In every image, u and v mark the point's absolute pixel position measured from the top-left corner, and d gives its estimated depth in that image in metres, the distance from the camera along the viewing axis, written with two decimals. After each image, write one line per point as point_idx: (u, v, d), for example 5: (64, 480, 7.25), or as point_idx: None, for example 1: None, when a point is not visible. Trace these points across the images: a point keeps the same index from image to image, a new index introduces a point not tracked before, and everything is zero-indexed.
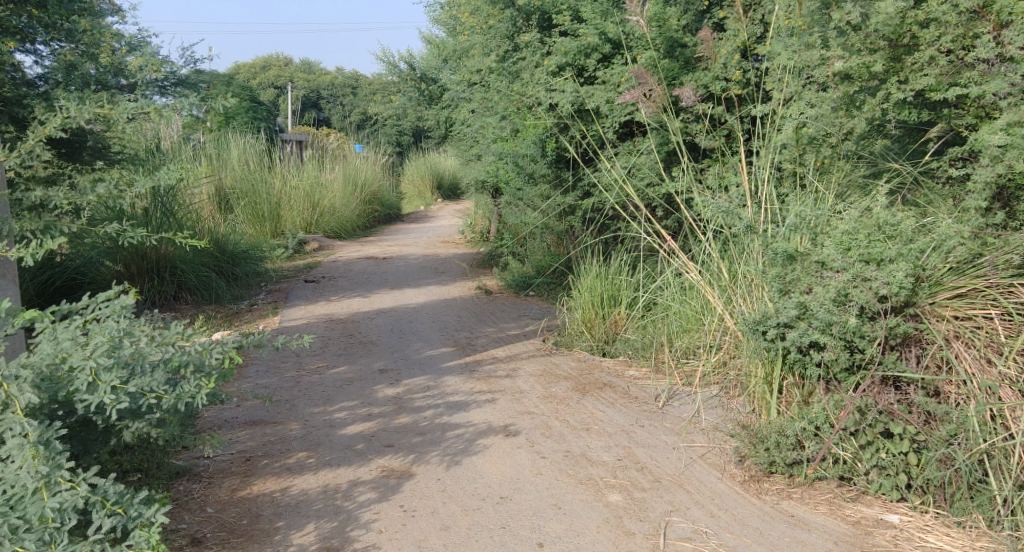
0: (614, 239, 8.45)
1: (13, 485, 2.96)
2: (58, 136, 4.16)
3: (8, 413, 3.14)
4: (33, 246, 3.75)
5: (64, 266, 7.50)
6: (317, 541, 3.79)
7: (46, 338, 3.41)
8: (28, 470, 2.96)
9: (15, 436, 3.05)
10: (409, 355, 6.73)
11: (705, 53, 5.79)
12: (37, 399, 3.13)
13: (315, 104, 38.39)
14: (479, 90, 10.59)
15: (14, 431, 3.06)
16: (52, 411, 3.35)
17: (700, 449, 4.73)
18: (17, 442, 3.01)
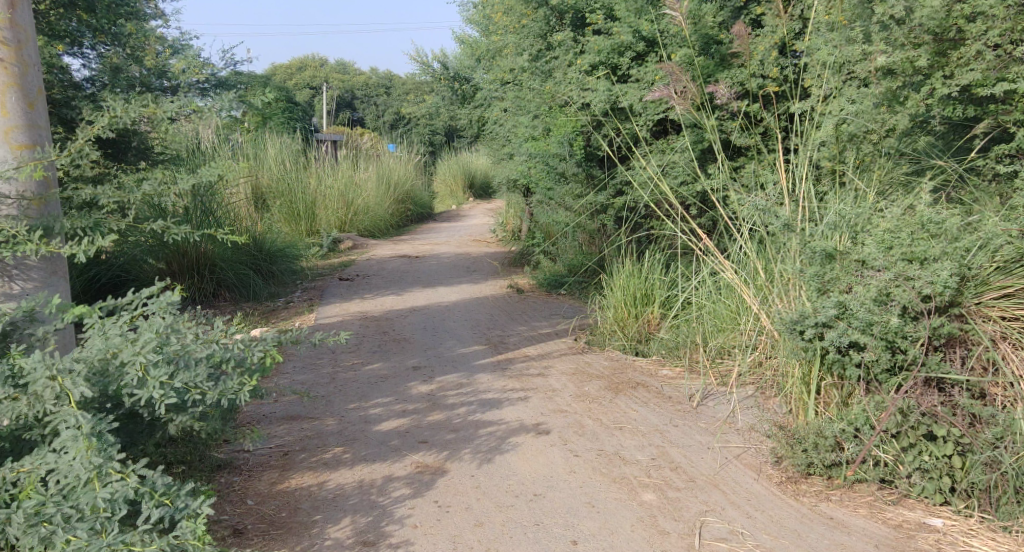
0: (647, 238, 8.45)
1: (66, 476, 3.03)
2: (107, 136, 4.23)
3: (62, 406, 3.21)
4: (83, 243, 3.81)
5: (109, 263, 7.53)
6: (353, 536, 3.82)
7: (96, 333, 3.46)
8: (81, 461, 3.02)
9: (68, 429, 3.12)
10: (442, 352, 6.76)
11: (739, 50, 5.76)
12: (90, 392, 3.19)
13: (348, 105, 38.72)
14: (512, 89, 10.61)
15: (68, 423, 3.13)
16: (102, 405, 3.42)
17: (735, 449, 4.71)
18: (71, 434, 3.08)
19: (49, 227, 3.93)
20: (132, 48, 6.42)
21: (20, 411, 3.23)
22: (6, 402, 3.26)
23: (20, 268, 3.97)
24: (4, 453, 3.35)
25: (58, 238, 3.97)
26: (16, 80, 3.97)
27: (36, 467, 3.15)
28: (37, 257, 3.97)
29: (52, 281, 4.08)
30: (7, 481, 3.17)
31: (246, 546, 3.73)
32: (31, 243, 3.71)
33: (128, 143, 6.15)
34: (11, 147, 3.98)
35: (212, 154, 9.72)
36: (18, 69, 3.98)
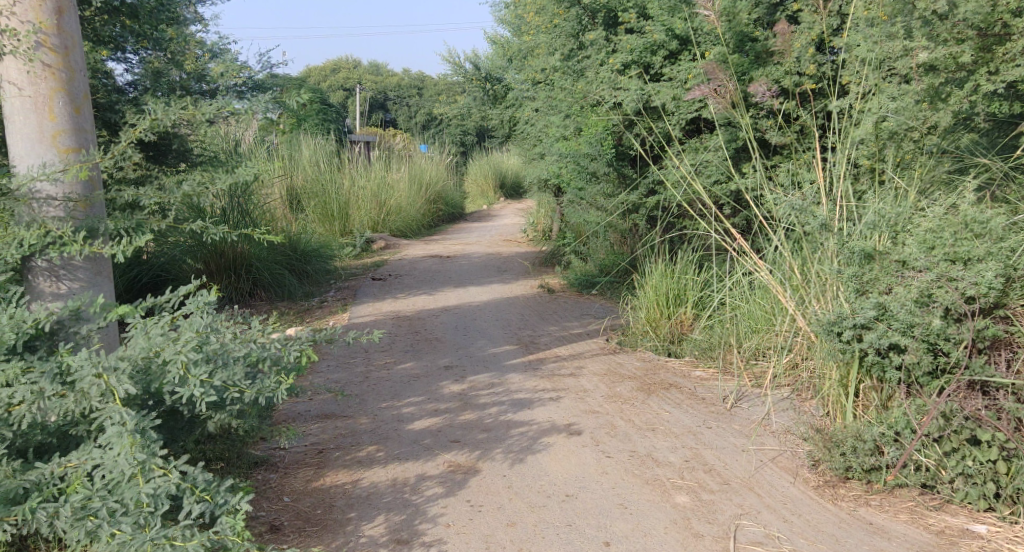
0: (680, 239, 8.39)
1: (111, 471, 3.07)
2: (149, 138, 4.28)
3: (108, 403, 3.25)
4: (124, 243, 3.87)
5: (151, 263, 7.54)
6: (387, 534, 3.84)
7: (138, 332, 3.49)
8: (126, 457, 3.05)
9: (113, 426, 3.15)
10: (473, 352, 6.76)
11: (780, 48, 5.71)
12: (134, 390, 3.23)
13: (380, 106, 38.97)
14: (544, 89, 10.60)
15: (113, 419, 3.16)
16: (145, 402, 3.46)
17: (771, 452, 4.66)
18: (116, 430, 3.11)
19: (93, 229, 3.98)
20: (173, 52, 6.55)
21: (68, 408, 3.28)
22: (54, 399, 3.30)
23: (67, 267, 3.99)
24: (52, 447, 3.45)
25: (102, 238, 4.03)
26: (63, 85, 4.01)
27: (83, 462, 3.20)
28: (82, 258, 3.99)
29: (97, 282, 4.11)
30: (54, 475, 3.23)
31: (283, 542, 3.75)
32: (76, 244, 3.80)
33: (168, 145, 6.31)
34: (58, 151, 4.01)
35: (248, 155, 9.82)
36: (65, 75, 4.02)
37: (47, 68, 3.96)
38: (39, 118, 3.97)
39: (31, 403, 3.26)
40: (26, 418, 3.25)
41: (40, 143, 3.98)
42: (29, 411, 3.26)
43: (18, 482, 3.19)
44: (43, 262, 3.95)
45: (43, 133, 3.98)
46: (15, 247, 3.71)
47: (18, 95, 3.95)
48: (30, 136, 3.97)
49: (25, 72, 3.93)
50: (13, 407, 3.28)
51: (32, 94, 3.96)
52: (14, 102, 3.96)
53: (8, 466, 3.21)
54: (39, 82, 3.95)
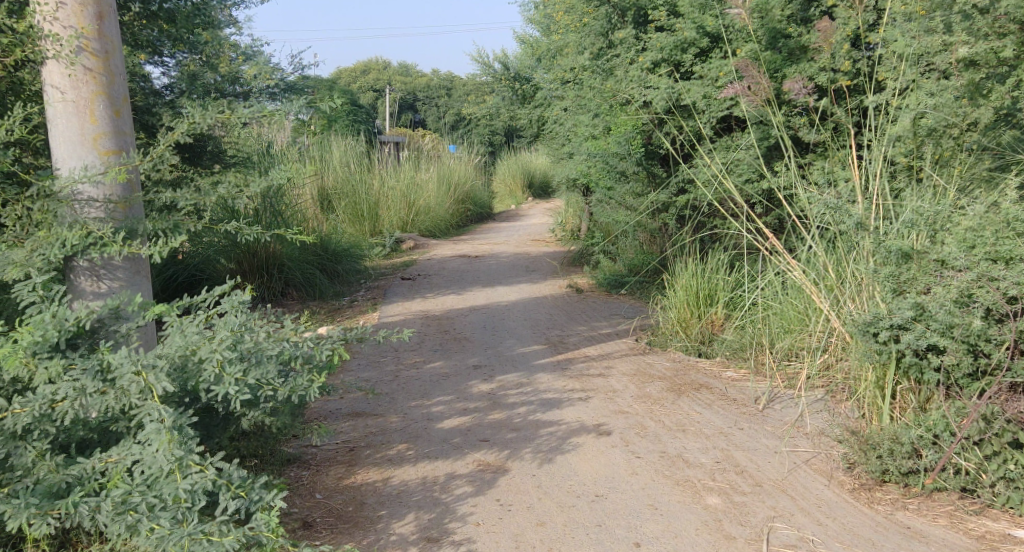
0: (710, 239, 8.32)
1: (151, 466, 3.10)
2: (186, 141, 4.30)
3: (147, 400, 3.26)
4: (161, 244, 3.91)
5: (186, 263, 7.60)
6: (417, 531, 3.83)
7: (175, 331, 3.51)
8: (164, 453, 3.07)
9: (152, 423, 3.17)
10: (502, 351, 6.75)
11: (822, 45, 5.68)
12: (172, 387, 3.25)
13: (410, 107, 39.13)
14: (573, 88, 10.57)
15: (152, 416, 3.18)
16: (182, 400, 3.48)
17: (804, 454, 4.59)
18: (155, 427, 3.13)
19: (132, 230, 3.99)
20: (207, 55, 6.68)
21: (109, 404, 3.28)
22: (95, 395, 3.29)
23: (107, 267, 4.01)
24: (93, 443, 3.50)
25: (140, 239, 4.05)
26: (103, 89, 4.02)
27: (123, 458, 3.24)
28: (122, 258, 4.02)
29: (136, 281, 4.13)
30: (95, 470, 3.28)
31: (315, 538, 3.76)
32: (116, 244, 3.81)
33: (203, 147, 6.45)
34: (99, 153, 4.02)
35: (279, 156, 9.89)
36: (105, 79, 4.03)
37: (88, 72, 3.98)
38: (81, 121, 3.98)
39: (73, 400, 3.27)
40: (68, 414, 3.25)
41: (82, 146, 3.99)
42: (71, 407, 3.26)
43: (60, 476, 3.25)
44: (84, 261, 3.97)
45: (85, 136, 3.99)
46: (57, 246, 3.72)
47: (60, 99, 3.97)
48: (72, 138, 3.98)
49: (67, 76, 3.94)
50: (57, 403, 3.28)
51: (74, 97, 3.97)
52: (57, 106, 3.97)
53: (51, 461, 3.29)
54: (80, 86, 3.97)
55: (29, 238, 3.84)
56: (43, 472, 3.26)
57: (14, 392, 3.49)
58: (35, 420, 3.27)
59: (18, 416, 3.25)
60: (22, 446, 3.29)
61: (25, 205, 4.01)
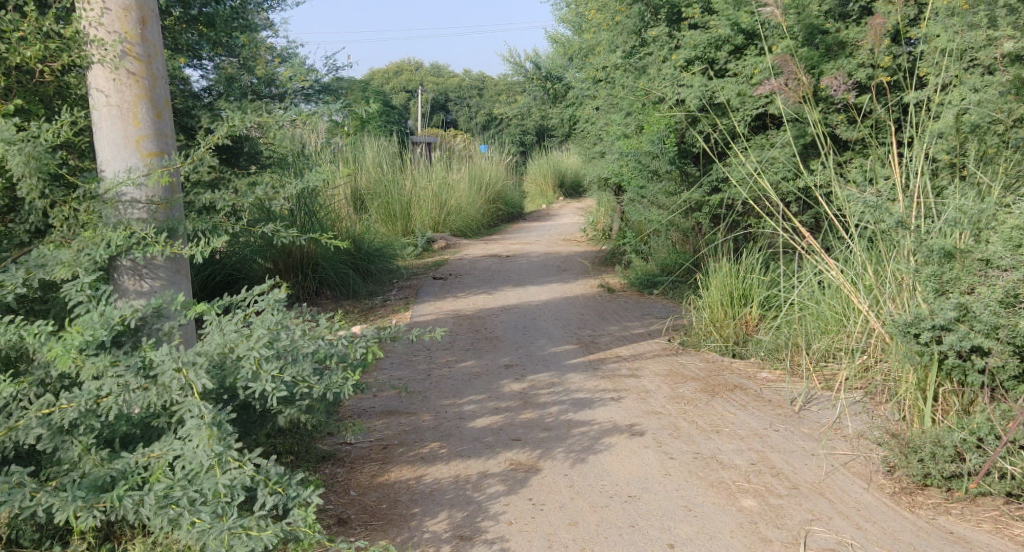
0: (744, 238, 8.23)
1: (191, 462, 3.12)
2: (226, 144, 4.32)
3: (187, 396, 3.29)
4: (202, 245, 3.94)
5: (223, 263, 7.67)
6: (450, 529, 3.82)
7: (214, 329, 3.54)
8: (204, 448, 3.09)
9: (192, 419, 3.19)
10: (534, 351, 6.73)
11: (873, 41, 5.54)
12: (211, 384, 3.27)
13: (442, 107, 39.26)
14: (606, 87, 10.53)
15: (191, 413, 3.20)
16: (220, 397, 3.49)
17: (843, 457, 4.52)
18: (194, 423, 3.15)
19: (174, 230, 4.04)
20: (244, 58, 6.78)
21: (151, 401, 3.32)
22: (138, 392, 3.32)
23: (148, 266, 4.04)
24: (136, 438, 3.50)
25: (180, 239, 4.08)
26: (146, 92, 4.05)
27: (164, 453, 3.25)
28: (164, 257, 4.05)
29: (176, 280, 4.16)
30: (139, 465, 3.29)
31: (350, 535, 3.76)
32: (158, 244, 3.85)
33: (240, 148, 6.56)
34: (141, 155, 4.05)
35: (313, 156, 9.96)
36: (148, 82, 4.06)
37: (131, 76, 4.01)
38: (124, 124, 4.01)
39: (117, 396, 3.29)
40: (113, 410, 3.28)
41: (125, 149, 4.03)
42: (116, 403, 3.28)
43: (105, 470, 3.25)
44: (127, 260, 4.00)
45: (128, 139, 4.03)
46: (103, 247, 3.75)
47: (104, 103, 4.00)
48: (116, 141, 4.02)
49: (111, 80, 3.98)
50: (102, 399, 3.30)
51: (118, 101, 4.00)
52: (101, 110, 4.01)
53: (96, 455, 3.29)
54: (124, 89, 4.00)
55: (75, 239, 3.85)
56: (88, 466, 3.26)
57: (61, 388, 3.54)
58: (80, 415, 3.30)
59: (65, 411, 3.28)
60: (68, 441, 3.31)
61: (71, 206, 3.96)
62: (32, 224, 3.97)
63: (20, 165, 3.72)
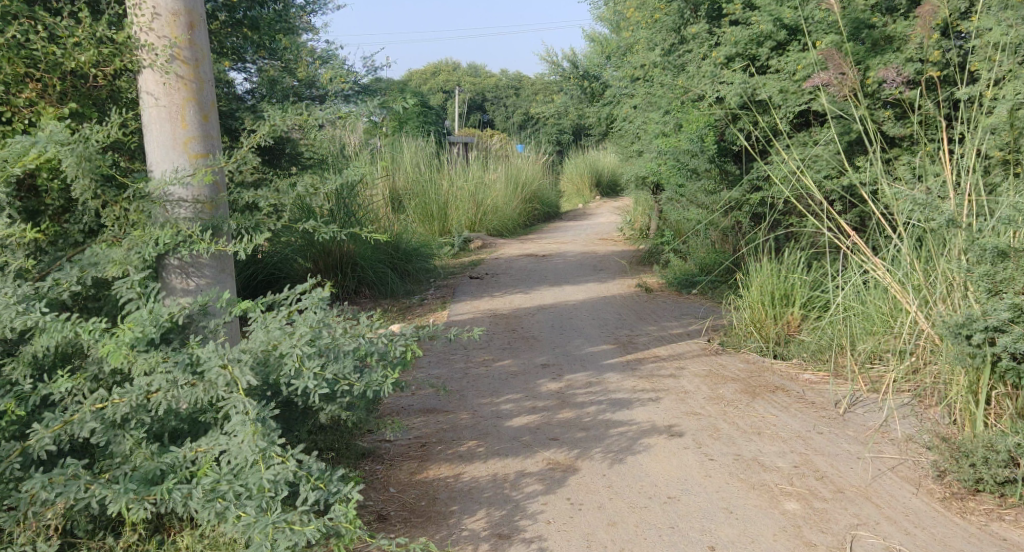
0: (785, 237, 8.11)
1: (236, 456, 3.14)
2: (269, 143, 4.34)
3: (233, 393, 3.29)
4: (245, 243, 3.95)
5: (265, 262, 7.73)
6: (488, 528, 3.78)
7: (258, 327, 3.55)
8: (248, 443, 3.10)
9: (238, 415, 3.20)
10: (571, 350, 6.68)
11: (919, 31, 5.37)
12: (256, 381, 3.27)
13: (478, 107, 39.34)
14: (644, 85, 10.45)
15: (237, 408, 3.21)
16: (264, 393, 3.51)
17: (890, 461, 4.42)
18: (239, 419, 3.16)
19: (219, 229, 4.06)
20: (286, 60, 6.86)
21: (198, 397, 3.32)
22: (186, 387, 3.34)
23: (194, 265, 4.07)
24: (185, 433, 3.53)
25: (225, 237, 4.10)
26: (194, 95, 4.07)
27: (212, 448, 3.25)
28: (210, 255, 4.06)
29: (222, 278, 4.17)
30: (187, 459, 3.30)
31: (390, 532, 3.75)
32: (203, 242, 3.87)
33: (282, 149, 6.69)
34: (189, 157, 4.08)
35: (352, 156, 10.01)
36: (196, 85, 4.08)
37: (180, 79, 4.03)
38: (173, 126, 4.04)
39: (166, 392, 3.31)
40: (163, 404, 3.31)
41: (173, 150, 4.05)
42: (165, 398, 3.31)
43: (155, 463, 3.28)
44: (175, 259, 4.04)
45: (177, 141, 4.05)
46: (151, 245, 3.77)
47: (154, 105, 4.03)
48: (165, 143, 4.05)
49: (161, 84, 4.00)
50: (151, 394, 3.33)
51: (167, 104, 4.03)
52: (151, 112, 4.04)
53: (147, 449, 3.32)
54: (173, 93, 4.03)
55: (125, 238, 3.87)
56: (139, 460, 3.29)
57: (113, 384, 3.59)
58: (132, 410, 3.33)
59: (117, 406, 3.30)
60: (120, 435, 3.35)
61: (122, 206, 3.96)
62: (87, 223, 4.03)
63: (73, 167, 3.77)
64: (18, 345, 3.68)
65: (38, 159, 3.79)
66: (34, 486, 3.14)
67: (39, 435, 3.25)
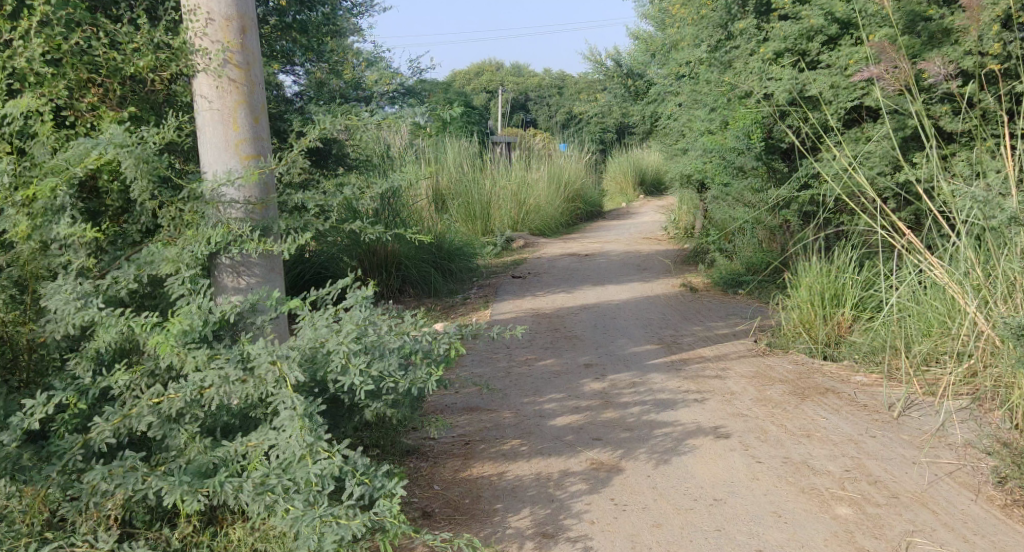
0: (835, 237, 7.95)
1: (285, 451, 3.14)
2: (318, 145, 4.31)
3: (282, 389, 3.28)
4: (293, 242, 3.95)
5: (313, 261, 7.78)
6: (533, 526, 3.73)
7: (306, 325, 3.54)
8: (296, 438, 3.09)
9: (286, 410, 3.19)
10: (614, 350, 6.60)
11: (977, 22, 5.20)
12: (304, 377, 3.26)
13: (522, 106, 39.34)
14: (690, 84, 10.34)
15: (285, 404, 3.20)
16: (311, 390, 3.50)
17: (947, 466, 4.28)
18: (288, 414, 3.15)
19: (268, 228, 4.05)
20: (333, 62, 6.90)
21: (248, 393, 3.32)
22: (237, 383, 3.33)
23: (244, 263, 4.07)
24: (236, 428, 3.54)
25: (274, 237, 4.10)
26: (245, 98, 4.08)
27: (262, 442, 3.25)
28: (259, 254, 4.06)
29: (271, 278, 4.17)
30: (238, 453, 3.30)
31: (434, 528, 3.72)
32: (253, 241, 3.88)
33: (329, 150, 6.71)
34: (240, 158, 4.08)
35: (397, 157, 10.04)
36: (247, 88, 4.09)
37: (232, 83, 4.05)
38: (225, 128, 4.05)
39: (219, 387, 3.31)
40: (215, 400, 3.31)
41: (225, 152, 4.07)
42: (218, 394, 3.31)
43: (208, 457, 3.28)
44: (226, 259, 4.06)
45: (229, 142, 4.06)
46: (204, 244, 3.76)
47: (207, 108, 4.05)
48: (217, 145, 4.06)
49: (213, 87, 4.03)
50: (204, 389, 3.34)
51: (220, 107, 4.05)
52: (204, 115, 4.06)
53: (201, 442, 3.33)
54: (226, 96, 4.04)
55: (179, 237, 3.86)
56: (193, 453, 3.30)
57: (169, 379, 3.58)
58: (186, 404, 3.35)
59: (172, 401, 3.33)
60: (176, 428, 3.35)
61: (177, 206, 3.96)
62: (144, 224, 4.02)
63: (132, 168, 3.76)
64: (80, 341, 3.76)
65: (98, 161, 3.76)
66: (95, 477, 3.17)
67: (99, 429, 3.29)
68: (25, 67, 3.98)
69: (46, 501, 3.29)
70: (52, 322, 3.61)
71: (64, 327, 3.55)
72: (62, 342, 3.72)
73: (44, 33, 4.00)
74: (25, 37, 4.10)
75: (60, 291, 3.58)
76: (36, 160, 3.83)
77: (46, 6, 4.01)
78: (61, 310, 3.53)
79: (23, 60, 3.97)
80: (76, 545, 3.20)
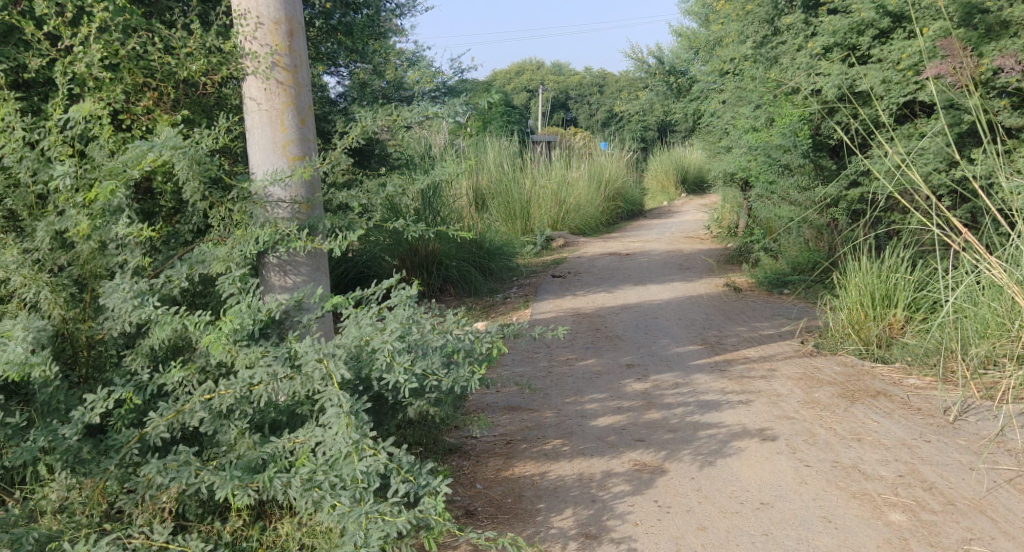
0: (885, 235, 7.77)
1: (331, 447, 3.11)
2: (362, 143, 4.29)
3: (328, 386, 3.26)
4: (340, 239, 3.93)
5: (355, 260, 7.82)
6: (576, 527, 3.67)
7: (351, 323, 3.51)
8: (342, 435, 3.07)
9: (332, 407, 3.16)
10: (657, 350, 6.51)
11: None
12: (350, 375, 3.23)
13: (562, 104, 39.22)
14: (735, 80, 10.19)
15: (331, 401, 3.18)
16: (356, 387, 3.48)
17: (1006, 472, 4.13)
18: (334, 411, 3.13)
19: (314, 227, 4.03)
20: (375, 62, 6.91)
21: (296, 390, 3.31)
22: (284, 381, 3.32)
23: (290, 262, 4.06)
24: (283, 424, 3.53)
25: (321, 235, 4.09)
26: (293, 100, 4.07)
27: (309, 439, 3.24)
28: (306, 253, 4.05)
29: (316, 277, 4.16)
30: (286, 449, 3.30)
31: (476, 527, 3.68)
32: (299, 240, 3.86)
33: (371, 150, 6.72)
34: (288, 159, 4.08)
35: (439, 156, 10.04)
36: (295, 90, 4.08)
37: (280, 85, 4.04)
38: (273, 129, 4.05)
39: (267, 384, 3.30)
40: (264, 397, 3.30)
41: (273, 153, 4.07)
42: (266, 391, 3.30)
43: (257, 452, 3.28)
44: (274, 258, 4.06)
45: (276, 143, 4.06)
46: (252, 243, 3.75)
47: (255, 109, 4.06)
48: (265, 145, 4.07)
49: (262, 89, 4.03)
50: (254, 386, 3.32)
51: (268, 108, 4.04)
52: (253, 116, 4.06)
53: (250, 438, 3.33)
54: (274, 98, 4.04)
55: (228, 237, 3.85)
56: (243, 449, 3.30)
57: (220, 375, 3.58)
58: (236, 400, 3.33)
59: (223, 397, 3.31)
60: (227, 424, 3.36)
61: (226, 206, 3.96)
62: (195, 223, 4.03)
63: (185, 169, 3.75)
64: (136, 338, 3.80)
65: (154, 162, 3.75)
66: (150, 471, 3.16)
67: (154, 423, 3.27)
68: (84, 71, 3.97)
69: (103, 493, 3.35)
70: (111, 320, 3.63)
71: (121, 325, 3.57)
72: (119, 339, 3.76)
73: (103, 37, 3.97)
74: (84, 43, 4.11)
75: (117, 290, 3.56)
76: (96, 162, 3.83)
77: (104, 11, 3.97)
78: (119, 308, 3.54)
79: (82, 64, 3.95)
80: (133, 538, 3.17)
